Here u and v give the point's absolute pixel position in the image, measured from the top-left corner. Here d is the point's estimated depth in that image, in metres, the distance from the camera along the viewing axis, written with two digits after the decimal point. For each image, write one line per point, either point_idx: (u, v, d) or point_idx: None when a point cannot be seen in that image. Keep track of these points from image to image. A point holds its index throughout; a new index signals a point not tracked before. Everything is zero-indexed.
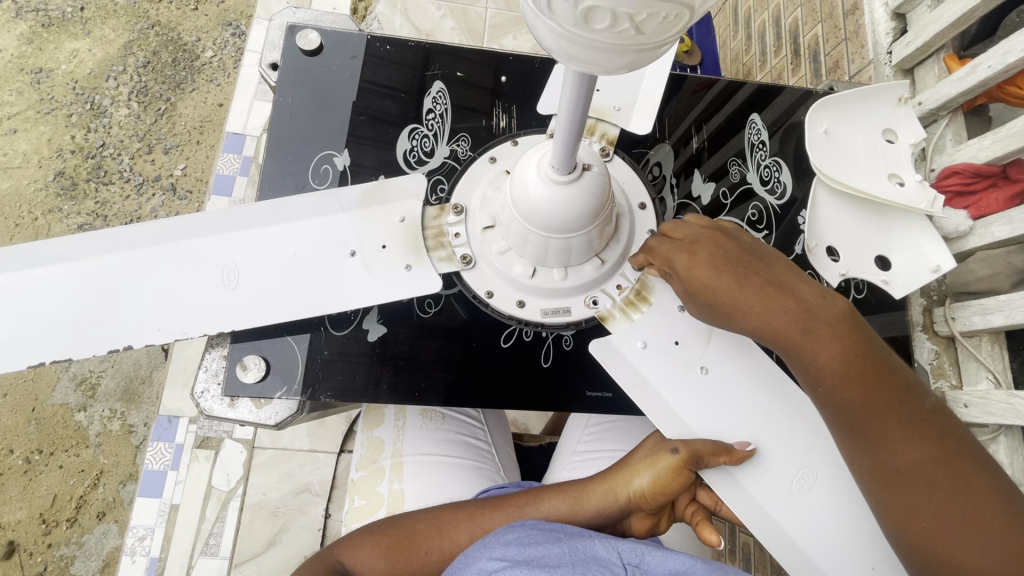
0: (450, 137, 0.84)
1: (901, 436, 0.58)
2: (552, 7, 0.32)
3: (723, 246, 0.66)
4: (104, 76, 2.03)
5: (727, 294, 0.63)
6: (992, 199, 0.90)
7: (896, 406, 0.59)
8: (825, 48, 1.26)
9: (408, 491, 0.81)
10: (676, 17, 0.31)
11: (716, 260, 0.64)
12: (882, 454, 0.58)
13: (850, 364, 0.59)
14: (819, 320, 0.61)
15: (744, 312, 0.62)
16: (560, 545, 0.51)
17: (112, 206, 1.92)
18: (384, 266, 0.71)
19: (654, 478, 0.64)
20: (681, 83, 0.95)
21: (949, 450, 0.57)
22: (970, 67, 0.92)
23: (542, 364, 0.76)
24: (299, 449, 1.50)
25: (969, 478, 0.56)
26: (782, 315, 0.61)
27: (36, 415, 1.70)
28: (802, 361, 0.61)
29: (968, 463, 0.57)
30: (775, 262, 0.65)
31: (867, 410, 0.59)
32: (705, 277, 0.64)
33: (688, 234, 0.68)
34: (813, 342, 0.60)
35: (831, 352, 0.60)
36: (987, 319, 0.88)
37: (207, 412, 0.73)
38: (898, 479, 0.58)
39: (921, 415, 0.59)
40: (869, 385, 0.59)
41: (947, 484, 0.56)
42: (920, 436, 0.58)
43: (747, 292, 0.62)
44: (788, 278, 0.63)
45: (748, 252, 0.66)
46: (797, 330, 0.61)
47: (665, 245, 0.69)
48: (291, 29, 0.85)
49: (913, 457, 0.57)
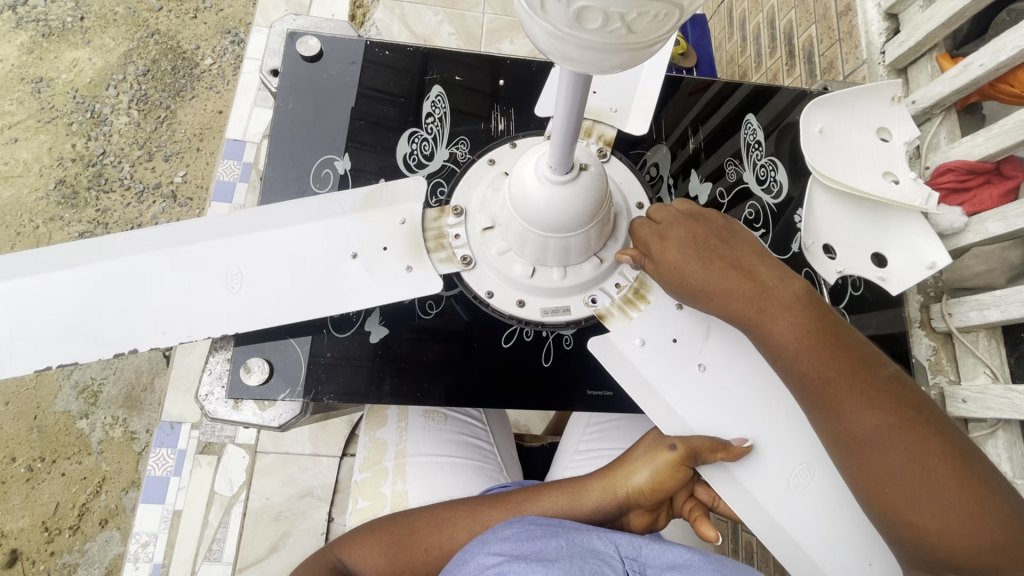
0: (449, 141, 0.85)
1: (860, 406, 0.58)
2: (545, 8, 0.33)
3: (691, 231, 0.69)
4: (104, 85, 2.04)
5: (692, 273, 0.66)
6: (986, 195, 0.91)
7: (855, 378, 0.59)
8: (819, 49, 1.28)
9: (411, 491, 0.82)
10: (666, 16, 0.32)
11: (684, 243, 0.68)
12: (842, 424, 0.59)
13: (807, 338, 0.61)
14: (777, 296, 0.63)
15: (708, 290, 0.65)
16: (558, 539, 0.52)
17: (113, 213, 1.92)
18: (385, 267, 0.72)
19: (652, 474, 0.65)
20: (677, 84, 0.96)
21: (909, 417, 0.58)
22: (961, 66, 0.93)
23: (543, 363, 0.77)
24: (301, 454, 1.52)
25: (928, 445, 0.57)
26: (742, 293, 0.64)
27: (38, 423, 1.70)
28: (762, 336, 0.63)
29: (928, 431, 0.57)
30: (740, 243, 0.68)
31: (826, 382, 0.59)
32: (671, 261, 0.67)
33: (665, 219, 0.71)
34: (771, 318, 0.62)
35: (787, 328, 0.61)
36: (983, 315, 0.89)
37: (211, 415, 0.74)
38: (860, 449, 0.58)
39: (880, 385, 0.59)
40: (826, 357, 0.60)
41: (908, 451, 0.57)
42: (879, 406, 0.58)
43: (709, 273, 0.65)
44: (750, 258, 0.66)
45: (715, 235, 0.68)
46: (756, 307, 0.63)
47: (646, 230, 0.71)
48: (291, 35, 0.86)
49: (873, 427, 0.58)
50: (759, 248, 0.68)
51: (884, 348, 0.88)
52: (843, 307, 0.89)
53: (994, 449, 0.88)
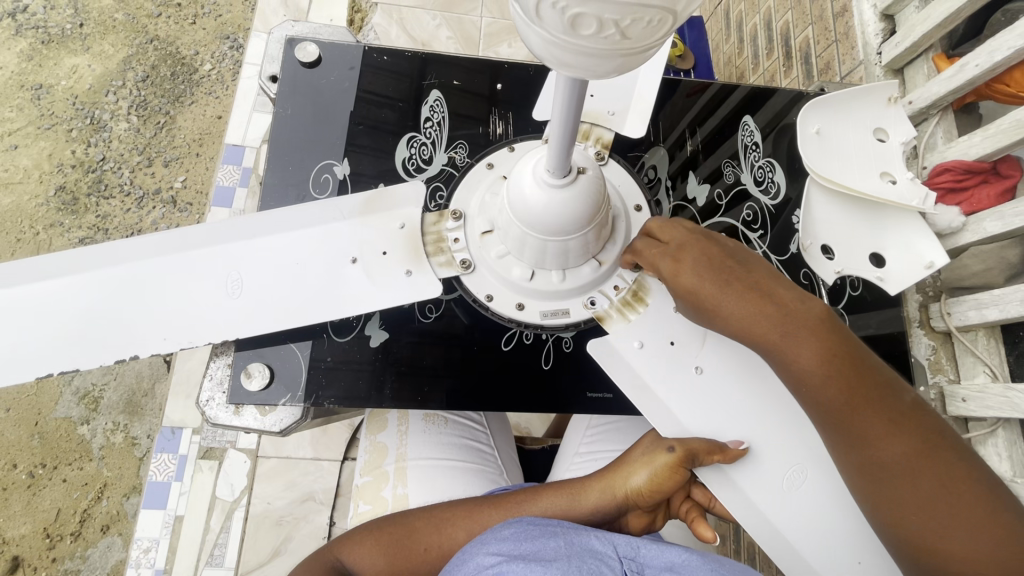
0: (448, 145, 0.86)
1: (884, 433, 0.58)
2: (540, 15, 0.33)
3: (706, 251, 0.67)
4: (104, 91, 2.05)
5: (710, 296, 0.64)
6: (983, 194, 0.91)
7: (877, 404, 0.59)
8: (816, 50, 1.28)
9: (412, 495, 0.82)
10: (659, 22, 0.32)
11: (699, 264, 0.66)
12: (865, 450, 0.58)
13: (832, 365, 0.59)
14: (801, 319, 0.61)
15: (726, 314, 0.64)
16: (556, 539, 0.52)
17: (113, 219, 1.93)
18: (385, 272, 0.72)
19: (650, 476, 0.65)
20: (675, 87, 0.97)
21: (930, 442, 0.58)
22: (958, 66, 0.94)
23: (543, 366, 0.77)
24: (303, 458, 1.53)
25: (948, 469, 0.57)
26: (764, 317, 0.62)
27: (39, 429, 1.70)
28: (785, 361, 0.61)
29: (948, 455, 0.58)
30: (754, 264, 0.67)
31: (850, 409, 0.59)
32: (688, 284, 0.66)
33: (675, 237, 0.69)
34: (795, 343, 0.60)
35: (812, 352, 0.60)
36: (982, 314, 0.89)
37: (212, 420, 0.75)
38: (883, 475, 0.58)
39: (902, 411, 0.59)
40: (851, 384, 0.59)
41: (931, 478, 0.56)
42: (903, 433, 0.58)
43: (728, 296, 0.64)
44: (768, 280, 0.65)
45: (729, 256, 0.67)
46: (780, 331, 0.61)
47: (651, 249, 0.70)
48: (289, 41, 0.86)
49: (898, 454, 0.57)
50: (774, 269, 0.67)
51: (883, 348, 0.88)
52: (841, 307, 0.89)
53: (995, 449, 0.88)
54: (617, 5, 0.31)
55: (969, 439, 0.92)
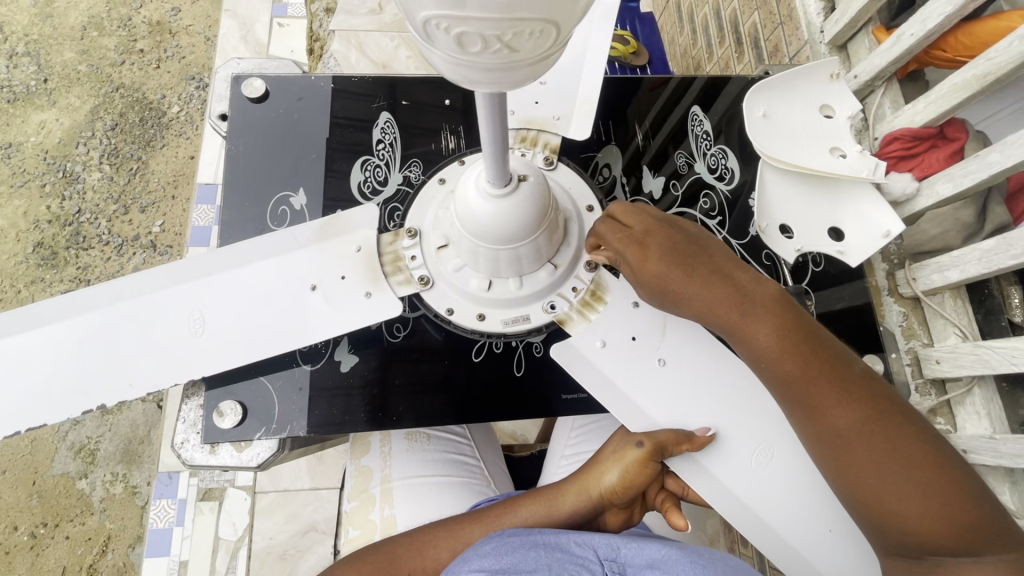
0: (402, 164, 0.87)
1: (838, 400, 0.59)
2: (429, 36, 0.34)
3: (669, 236, 0.69)
4: (74, 144, 2.06)
5: (671, 278, 0.66)
6: (934, 158, 0.93)
7: (830, 373, 0.60)
8: (764, 34, 1.31)
9: (400, 516, 0.82)
10: (542, 33, 0.33)
11: (662, 249, 0.68)
12: (823, 418, 0.59)
13: (786, 339, 0.62)
14: (752, 301, 0.64)
15: (686, 298, 0.66)
16: (537, 551, 0.51)
17: (94, 269, 1.93)
18: (345, 296, 0.72)
19: (621, 473, 0.65)
20: (624, 84, 0.98)
21: (882, 407, 0.59)
22: (895, 38, 0.96)
23: (515, 373, 0.78)
24: (301, 489, 1.54)
25: (900, 432, 0.58)
26: (723, 299, 0.65)
27: (37, 488, 1.69)
28: (741, 341, 0.64)
29: (899, 420, 0.58)
30: (712, 247, 0.70)
31: (807, 379, 0.60)
32: (652, 266, 0.67)
33: (639, 224, 0.70)
34: (750, 323, 0.63)
35: (766, 330, 0.62)
36: (944, 276, 0.90)
37: (189, 462, 0.73)
38: (842, 442, 0.59)
39: (854, 379, 0.61)
40: (805, 357, 0.61)
41: (885, 442, 0.57)
42: (856, 399, 0.59)
43: (688, 278, 0.66)
44: (724, 264, 0.68)
45: (690, 241, 0.69)
46: (733, 315, 0.64)
47: (617, 235, 0.70)
48: (235, 79, 0.87)
49: (852, 419, 0.58)
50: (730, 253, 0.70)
51: (854, 320, 0.88)
52: (806, 285, 0.89)
53: (972, 408, 0.89)
54: (495, 22, 0.31)
55: (947, 400, 0.93)
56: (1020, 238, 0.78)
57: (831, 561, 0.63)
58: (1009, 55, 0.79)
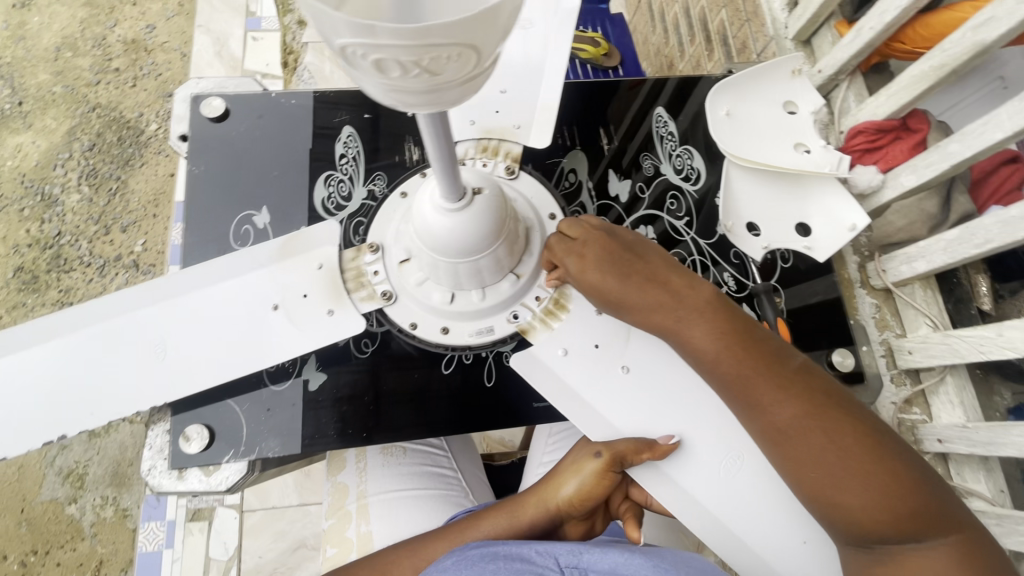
0: (366, 178, 0.86)
1: (776, 396, 0.60)
2: (349, 63, 0.34)
3: (607, 245, 0.71)
4: (52, 166, 2.04)
5: (610, 287, 0.68)
6: (898, 150, 0.93)
7: (767, 370, 0.62)
8: (731, 31, 1.32)
9: (376, 531, 0.82)
10: (461, 56, 0.33)
11: (600, 260, 0.70)
12: (762, 415, 0.61)
13: (722, 339, 0.64)
14: (689, 304, 0.67)
15: (626, 304, 0.68)
16: (496, 564, 0.50)
17: (76, 292, 1.91)
18: (308, 314, 0.72)
19: (579, 485, 0.65)
20: (588, 89, 0.98)
21: (819, 400, 0.60)
22: (855, 32, 0.96)
23: (486, 383, 0.77)
24: (289, 506, 1.53)
25: (838, 425, 0.59)
26: (660, 303, 0.67)
27: (26, 516, 1.66)
28: (682, 343, 0.66)
29: (837, 412, 0.59)
30: (651, 255, 0.72)
31: (745, 377, 0.62)
32: (592, 276, 0.69)
33: (581, 234, 0.72)
34: (688, 325, 0.65)
35: (703, 331, 0.65)
36: (912, 267, 0.91)
37: (158, 488, 0.72)
38: (783, 438, 0.60)
39: (791, 374, 0.62)
40: (742, 355, 0.63)
41: (822, 435, 0.58)
42: (793, 394, 0.60)
43: (626, 285, 0.68)
44: (662, 270, 0.70)
45: (629, 249, 0.72)
46: (672, 317, 0.66)
47: (561, 246, 0.72)
48: (194, 99, 0.86)
49: (790, 415, 0.60)
50: (670, 259, 0.72)
51: (827, 314, 0.89)
52: (775, 282, 0.89)
53: (946, 397, 0.90)
54: (409, 48, 0.31)
55: (922, 390, 0.93)
56: (983, 228, 0.78)
57: (802, 569, 0.63)
58: (963, 46, 0.79)
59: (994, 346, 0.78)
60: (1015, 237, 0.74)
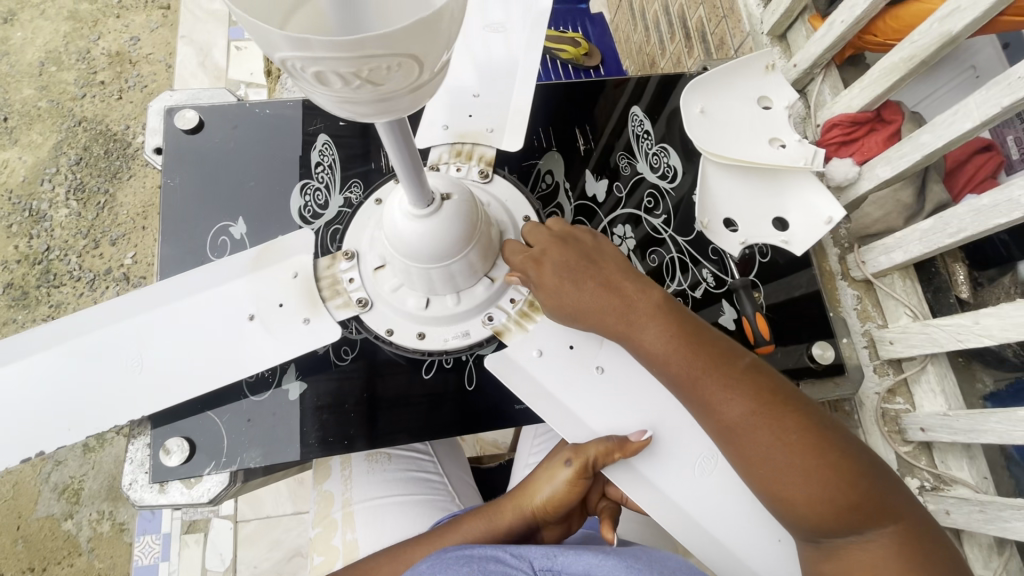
0: (342, 186, 0.86)
1: (726, 395, 0.60)
2: (292, 76, 0.34)
3: (562, 251, 0.72)
4: (39, 181, 2.03)
5: (565, 293, 0.69)
6: (872, 142, 0.94)
7: (716, 369, 0.62)
8: (709, 28, 1.32)
9: (361, 539, 0.82)
10: (401, 66, 0.33)
11: (556, 266, 0.70)
12: (713, 414, 0.61)
13: (672, 340, 0.64)
14: (641, 306, 0.67)
15: (581, 308, 0.68)
16: (470, 566, 0.50)
17: (67, 306, 1.90)
18: (283, 323, 0.72)
19: (552, 491, 0.65)
20: (563, 90, 0.98)
21: (768, 397, 0.60)
22: (827, 25, 0.97)
23: (467, 388, 0.77)
24: (283, 515, 1.53)
25: (785, 421, 0.58)
26: (612, 306, 0.67)
27: (22, 533, 1.65)
28: (635, 345, 0.66)
29: (784, 409, 0.59)
30: (607, 258, 0.72)
31: (693, 377, 0.62)
32: (547, 282, 0.69)
33: (539, 243, 0.73)
34: (639, 327, 0.66)
35: (654, 333, 0.65)
36: (890, 258, 0.91)
37: (139, 502, 0.73)
38: (734, 436, 0.59)
39: (740, 372, 0.62)
40: (690, 355, 0.63)
41: (771, 432, 0.58)
42: (743, 392, 0.60)
43: (580, 290, 0.69)
44: (614, 273, 0.70)
45: (584, 253, 0.72)
46: (625, 319, 0.66)
47: (520, 255, 0.72)
48: (168, 112, 0.86)
49: (739, 413, 0.59)
50: (625, 261, 0.72)
51: (808, 307, 0.89)
52: (754, 277, 0.90)
53: (928, 385, 0.90)
54: (347, 60, 0.31)
55: (904, 379, 0.93)
56: (956, 217, 0.79)
57: (778, 568, 0.63)
58: (931, 37, 0.80)
59: (971, 334, 0.79)
60: (987, 225, 0.74)
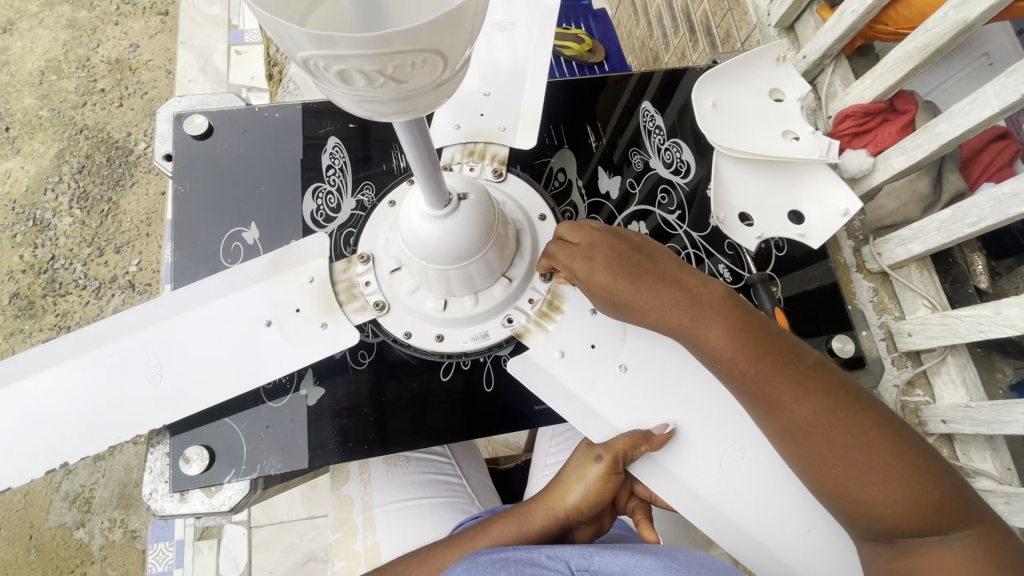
0: (354, 189, 0.86)
1: (797, 394, 0.60)
2: (314, 75, 0.33)
3: (613, 248, 0.70)
4: (42, 190, 2.03)
5: (621, 292, 0.67)
6: (886, 133, 0.93)
7: (785, 367, 0.61)
8: (714, 21, 1.31)
9: (383, 542, 0.81)
10: (426, 61, 0.32)
11: (609, 262, 0.68)
12: (783, 413, 0.60)
13: (739, 338, 0.63)
14: (703, 303, 0.65)
15: (638, 307, 0.67)
16: (506, 570, 0.50)
17: (73, 315, 1.90)
18: (301, 328, 0.71)
19: (585, 491, 0.65)
20: (573, 87, 0.98)
21: (839, 396, 0.60)
22: (837, 15, 0.96)
23: (485, 389, 0.77)
24: (296, 520, 1.52)
25: (856, 419, 0.58)
26: (672, 305, 0.65)
27: (34, 543, 1.64)
28: (697, 343, 0.65)
29: (856, 407, 0.59)
30: (657, 254, 0.71)
31: (764, 375, 0.61)
32: (601, 279, 0.67)
33: (584, 237, 0.71)
34: (703, 325, 0.64)
35: (719, 331, 0.63)
36: (908, 249, 0.90)
37: (160, 512, 0.74)
38: (805, 436, 0.59)
39: (809, 370, 0.62)
40: (759, 353, 0.62)
41: (844, 431, 0.58)
42: (814, 391, 0.60)
43: (637, 287, 0.67)
44: (672, 269, 0.69)
45: (635, 249, 0.70)
46: (686, 317, 0.65)
47: (565, 252, 0.71)
48: (177, 118, 0.86)
49: (811, 412, 0.59)
50: (676, 258, 0.71)
51: (826, 300, 0.88)
52: (770, 271, 0.89)
53: (948, 376, 0.89)
54: (373, 56, 0.30)
55: (924, 371, 0.92)
56: (975, 207, 0.78)
57: (807, 557, 0.63)
58: (946, 25, 0.79)
59: (993, 324, 0.78)
60: (1007, 214, 0.74)
